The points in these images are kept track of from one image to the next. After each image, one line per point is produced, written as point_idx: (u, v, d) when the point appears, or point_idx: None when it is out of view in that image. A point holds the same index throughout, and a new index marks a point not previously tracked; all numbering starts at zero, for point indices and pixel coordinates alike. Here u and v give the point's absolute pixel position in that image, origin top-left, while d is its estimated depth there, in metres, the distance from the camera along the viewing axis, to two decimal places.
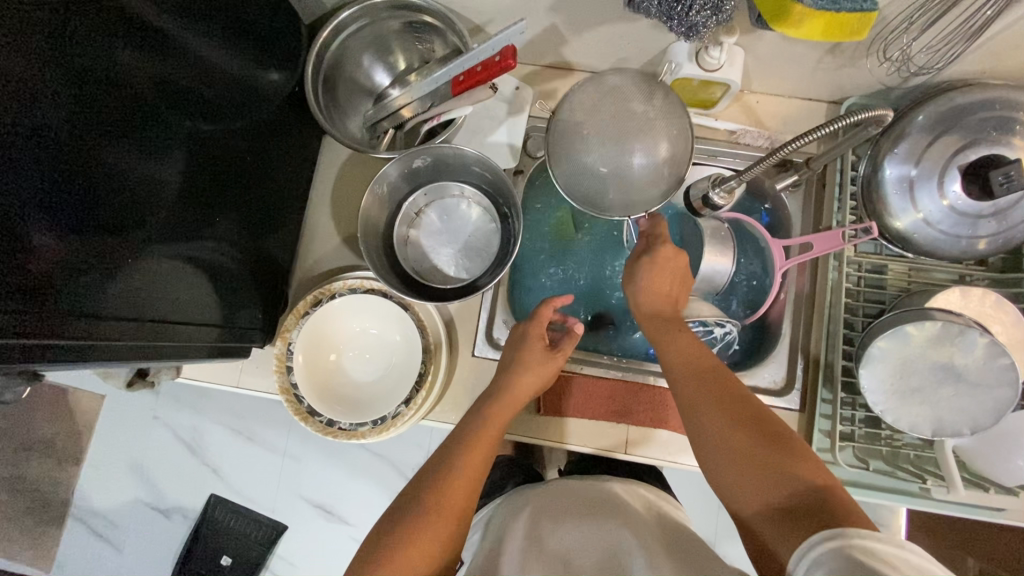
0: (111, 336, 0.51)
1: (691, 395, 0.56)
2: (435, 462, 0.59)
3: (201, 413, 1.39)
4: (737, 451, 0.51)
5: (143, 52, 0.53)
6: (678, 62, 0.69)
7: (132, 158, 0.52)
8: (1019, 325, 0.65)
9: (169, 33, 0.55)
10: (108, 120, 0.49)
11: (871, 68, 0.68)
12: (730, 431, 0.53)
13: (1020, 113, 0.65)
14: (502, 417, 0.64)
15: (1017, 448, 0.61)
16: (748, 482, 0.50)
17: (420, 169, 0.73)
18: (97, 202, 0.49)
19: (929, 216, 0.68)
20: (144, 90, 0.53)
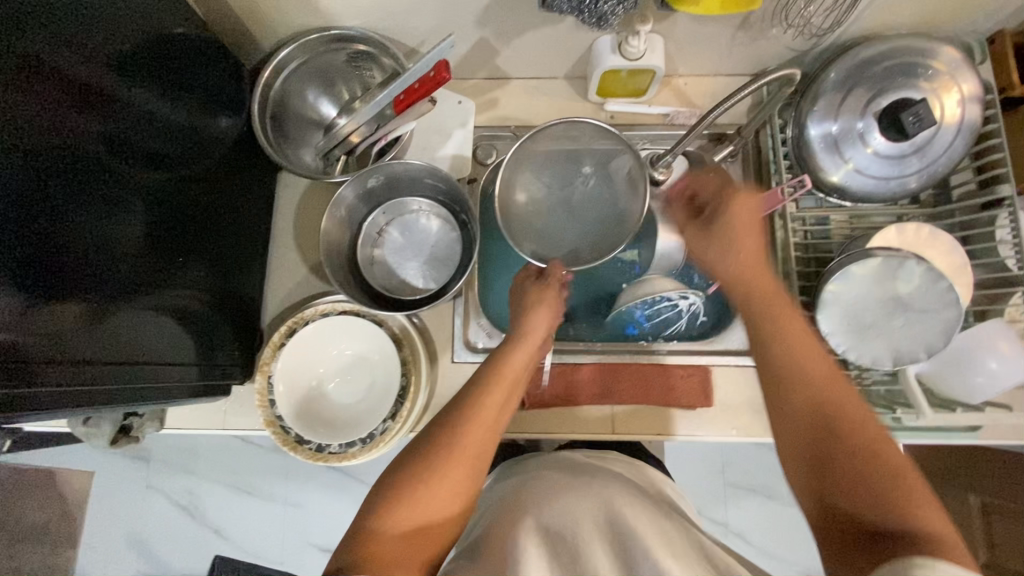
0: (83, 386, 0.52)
1: (797, 411, 0.51)
2: (449, 404, 0.59)
3: (194, 474, 1.36)
4: (844, 456, 0.47)
5: (91, 112, 0.54)
6: (603, 56, 0.74)
7: (89, 213, 0.54)
8: (954, 252, 0.68)
9: (115, 91, 0.57)
10: (62, 180, 0.51)
11: (779, 36, 0.73)
12: (815, 412, 0.50)
13: (920, 57, 0.70)
14: (493, 402, 0.59)
15: (975, 366, 0.65)
16: (848, 486, 0.46)
17: (375, 188, 0.75)
18: (62, 259, 0.50)
19: (858, 164, 0.73)
20: (95, 148, 0.55)
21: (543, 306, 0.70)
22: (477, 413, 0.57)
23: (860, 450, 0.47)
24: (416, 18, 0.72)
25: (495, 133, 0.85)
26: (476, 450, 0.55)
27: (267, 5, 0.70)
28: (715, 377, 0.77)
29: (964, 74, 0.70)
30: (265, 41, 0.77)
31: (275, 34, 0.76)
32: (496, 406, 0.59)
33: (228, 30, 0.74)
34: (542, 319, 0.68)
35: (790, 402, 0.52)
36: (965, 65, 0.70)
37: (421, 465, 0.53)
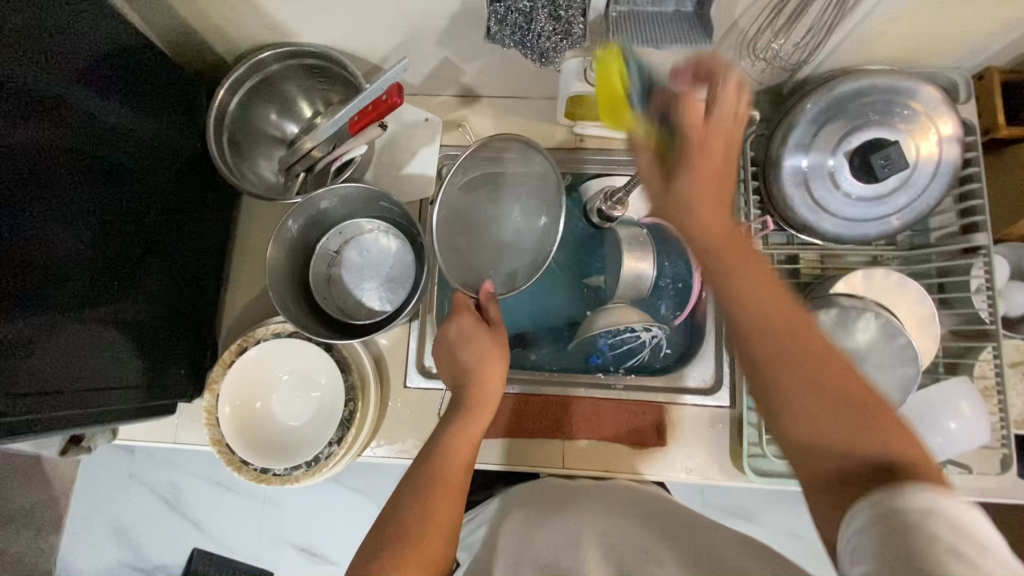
0: (21, 401, 0.53)
1: (740, 317, 0.46)
2: (413, 473, 0.59)
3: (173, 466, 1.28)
4: (771, 300, 0.46)
5: (43, 123, 0.55)
6: (569, 81, 0.70)
7: (39, 226, 0.54)
8: (922, 303, 0.65)
9: (64, 102, 0.57)
10: (12, 192, 0.51)
11: (750, 68, 0.70)
12: (768, 338, 0.45)
13: (897, 96, 0.67)
14: (452, 476, 0.58)
15: (935, 425, 0.62)
16: (792, 366, 0.44)
17: (329, 210, 0.74)
18: (12, 269, 0.51)
19: (828, 205, 0.70)
20: (44, 160, 0.55)
21: (492, 363, 0.67)
22: (438, 494, 0.56)
23: (781, 303, 0.46)
24: (376, 37, 0.71)
25: (461, 153, 0.83)
26: (443, 533, 0.54)
27: (225, 21, 0.69)
28: (670, 415, 0.75)
29: (942, 114, 0.67)
30: (227, 54, 0.76)
31: (236, 48, 0.75)
32: (456, 481, 0.58)
33: (188, 44, 0.73)
34: (497, 378, 0.66)
35: (741, 313, 0.46)
36: (944, 105, 0.67)
37: (393, 537, 0.52)
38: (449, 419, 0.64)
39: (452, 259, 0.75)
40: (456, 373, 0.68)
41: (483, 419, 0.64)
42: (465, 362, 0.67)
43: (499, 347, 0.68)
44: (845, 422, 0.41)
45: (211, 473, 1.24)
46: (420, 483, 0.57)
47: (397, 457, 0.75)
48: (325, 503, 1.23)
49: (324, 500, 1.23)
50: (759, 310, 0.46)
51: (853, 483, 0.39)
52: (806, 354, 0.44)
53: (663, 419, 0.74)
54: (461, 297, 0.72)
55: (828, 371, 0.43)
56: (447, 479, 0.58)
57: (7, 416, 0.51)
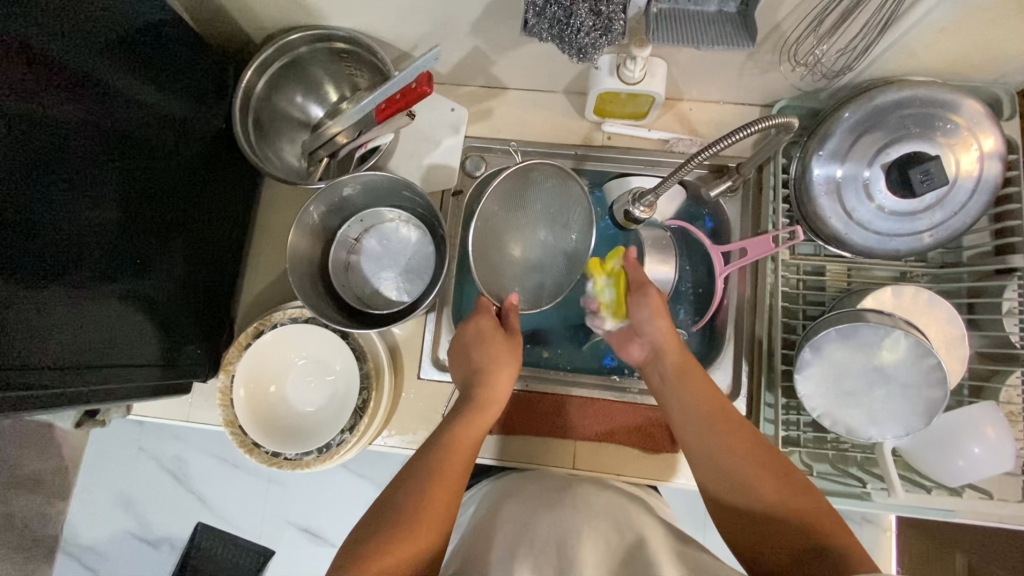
0: (40, 371, 0.53)
1: (688, 419, 0.61)
2: (414, 463, 0.59)
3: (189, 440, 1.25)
4: (729, 444, 0.57)
5: (68, 96, 0.54)
6: (600, 77, 0.69)
7: (60, 201, 0.54)
8: (952, 323, 0.64)
9: (94, 74, 0.57)
10: (34, 164, 0.51)
11: (787, 73, 0.69)
12: (728, 451, 0.56)
13: (940, 109, 0.65)
14: (453, 470, 0.58)
15: (957, 448, 0.61)
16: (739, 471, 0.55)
17: (351, 197, 0.73)
18: (31, 241, 0.51)
19: (859, 218, 0.69)
20: (72, 132, 0.55)
21: (501, 363, 0.69)
22: (437, 484, 0.56)
23: (724, 418, 0.59)
24: (408, 23, 0.69)
25: (486, 145, 0.82)
26: (438, 520, 0.54)
27: (255, 1, 0.68)
28: None
29: (985, 129, 0.65)
30: (255, 34, 0.75)
31: (265, 28, 0.74)
32: (457, 474, 0.58)
33: (218, 21, 0.72)
34: (505, 380, 0.68)
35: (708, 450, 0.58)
36: (988, 119, 0.65)
37: (391, 524, 0.52)
38: (455, 414, 0.65)
39: (487, 279, 0.74)
40: (464, 371, 0.69)
41: (485, 417, 0.65)
42: (476, 362, 0.68)
43: (512, 351, 0.70)
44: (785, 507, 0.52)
45: (220, 448, 1.24)
46: (422, 473, 0.57)
47: (407, 448, 0.74)
48: (330, 485, 1.24)
49: (329, 481, 1.24)
50: (691, 429, 0.60)
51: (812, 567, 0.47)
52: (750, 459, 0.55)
53: None
54: (485, 303, 0.74)
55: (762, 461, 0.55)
56: (448, 473, 0.57)
57: (25, 386, 0.52)
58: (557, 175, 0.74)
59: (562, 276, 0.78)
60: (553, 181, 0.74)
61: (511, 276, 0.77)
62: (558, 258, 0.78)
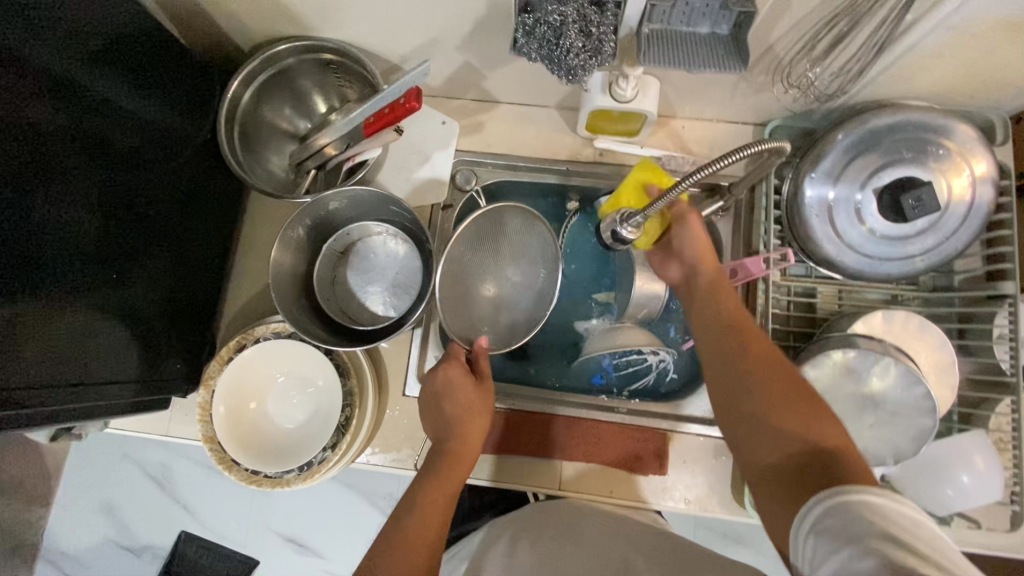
0: (9, 389, 0.51)
1: (713, 350, 0.57)
2: (383, 535, 0.56)
3: (170, 447, 1.22)
4: (753, 376, 0.52)
5: (40, 104, 0.53)
6: (592, 94, 0.68)
7: (34, 210, 0.52)
8: (941, 349, 0.63)
9: (70, 82, 0.55)
10: (7, 173, 0.49)
11: (781, 93, 0.68)
12: (754, 388, 0.51)
13: (933, 133, 0.65)
14: (420, 538, 0.55)
15: (948, 476, 0.60)
16: (761, 401, 0.50)
17: (337, 211, 0.72)
18: (1, 253, 0.49)
19: (851, 241, 0.68)
20: (44, 140, 0.53)
21: (470, 412, 0.65)
22: (404, 555, 0.53)
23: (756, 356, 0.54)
24: (398, 36, 0.68)
25: (477, 159, 0.81)
26: None
27: (242, 11, 0.67)
28: (672, 444, 0.73)
29: (978, 154, 0.65)
30: (243, 43, 0.74)
31: (253, 37, 0.73)
32: (427, 544, 0.55)
33: (204, 30, 0.71)
34: (476, 430, 0.64)
35: (727, 375, 0.54)
36: (980, 144, 0.64)
37: None
38: (423, 474, 0.62)
39: (455, 316, 0.72)
40: (436, 426, 0.66)
41: (455, 472, 0.62)
42: (447, 414, 0.65)
43: (483, 399, 0.66)
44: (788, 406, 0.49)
45: (204, 457, 1.22)
46: (391, 543, 0.54)
47: (391, 466, 0.73)
48: (316, 495, 1.22)
49: (314, 492, 1.22)
50: (709, 342, 0.57)
51: (805, 471, 0.45)
52: (771, 373, 0.52)
53: (664, 447, 0.73)
54: (456, 345, 0.70)
55: (772, 371, 0.52)
56: (421, 538, 0.55)
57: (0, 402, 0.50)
58: (519, 214, 0.75)
59: (535, 313, 0.79)
60: (518, 219, 0.76)
61: (482, 316, 0.76)
62: (534, 293, 0.79)
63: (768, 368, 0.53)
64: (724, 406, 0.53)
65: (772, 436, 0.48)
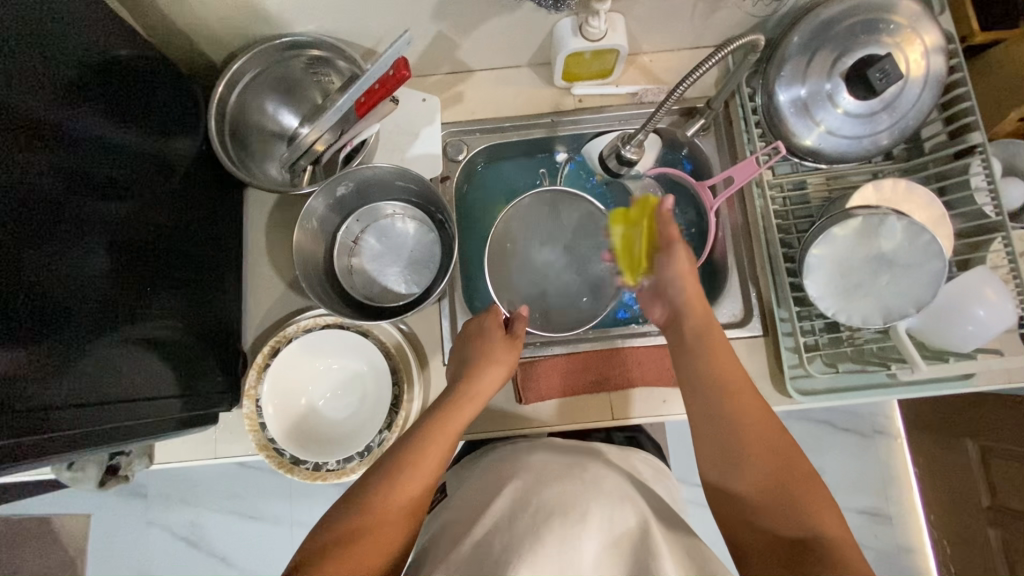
0: (66, 426, 0.49)
1: (706, 405, 0.56)
2: (381, 458, 0.57)
3: (194, 504, 1.14)
4: (744, 444, 0.54)
5: (43, 150, 0.49)
6: (565, 39, 0.72)
7: (54, 255, 0.49)
8: (932, 204, 0.69)
9: (71, 124, 0.52)
10: (27, 222, 0.47)
11: (739, 4, 0.73)
12: (750, 461, 0.53)
13: (878, 14, 0.71)
14: (408, 485, 0.54)
15: (965, 314, 0.65)
16: (756, 477, 0.52)
17: (345, 196, 0.73)
18: (28, 314, 0.46)
19: (830, 126, 0.73)
20: (53, 188, 0.50)
21: (491, 362, 0.65)
22: (387, 503, 0.53)
23: (749, 419, 0.55)
24: (370, 17, 0.70)
25: (463, 128, 0.83)
26: (390, 534, 0.51)
27: (215, 18, 0.67)
28: None
29: (924, 26, 0.71)
30: (215, 55, 0.75)
31: (225, 45, 0.73)
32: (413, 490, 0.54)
33: (174, 45, 0.71)
34: (492, 376, 0.65)
35: (717, 435, 0.55)
36: (925, 17, 0.71)
37: (346, 532, 0.50)
38: (434, 408, 0.62)
39: (498, 283, 0.81)
40: (458, 367, 0.67)
41: (465, 413, 0.62)
42: (469, 360, 0.66)
43: (506, 351, 0.67)
44: (779, 484, 0.52)
45: (234, 503, 1.13)
46: (386, 467, 0.55)
47: None
48: None
49: None
50: (696, 397, 0.58)
51: (787, 556, 0.49)
52: (761, 445, 0.53)
53: None
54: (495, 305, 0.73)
55: (768, 445, 0.53)
56: (418, 476, 0.55)
57: (66, 430, 0.49)
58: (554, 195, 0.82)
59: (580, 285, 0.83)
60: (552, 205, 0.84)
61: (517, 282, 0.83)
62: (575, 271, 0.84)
63: (761, 435, 0.54)
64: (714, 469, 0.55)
65: (757, 520, 0.52)
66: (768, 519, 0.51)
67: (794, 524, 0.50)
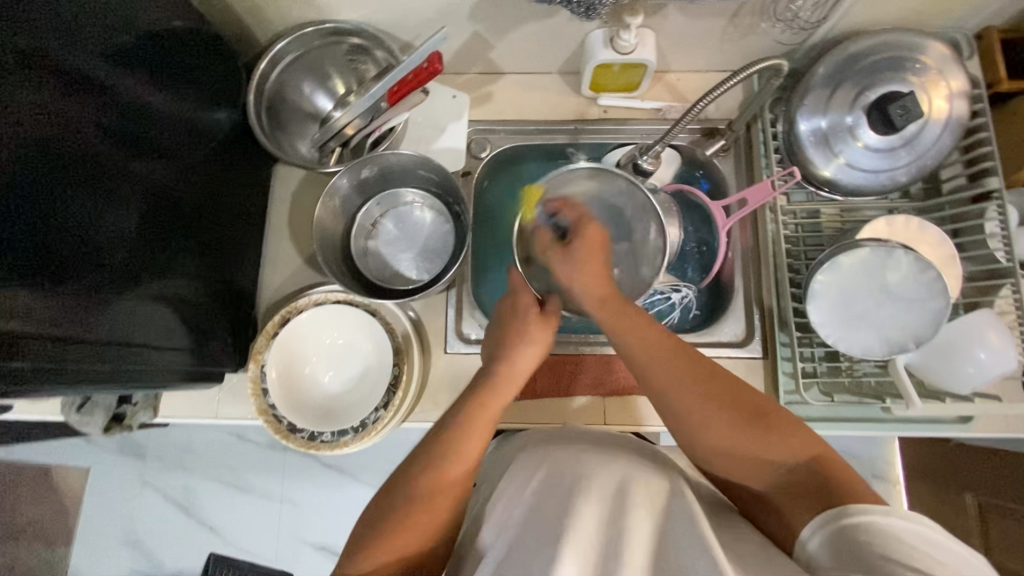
0: (85, 364, 0.52)
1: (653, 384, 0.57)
2: (425, 443, 0.57)
3: (188, 469, 1.16)
4: (702, 408, 0.53)
5: (91, 105, 0.52)
6: (596, 49, 0.74)
7: (93, 204, 0.52)
8: (943, 244, 0.70)
9: (120, 84, 0.56)
10: (70, 169, 0.50)
11: (769, 32, 0.74)
12: (713, 423, 0.52)
13: (905, 52, 0.72)
14: (444, 486, 0.54)
15: (965, 355, 0.65)
16: (726, 434, 0.52)
17: (369, 179, 0.76)
18: (62, 254, 0.49)
19: (849, 158, 0.74)
20: (98, 143, 0.53)
21: (531, 343, 0.65)
22: (424, 506, 0.53)
23: (694, 383, 0.55)
24: (410, 12, 0.73)
25: (489, 127, 0.85)
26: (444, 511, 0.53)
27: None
28: None
29: (951, 71, 0.72)
30: (261, 34, 0.78)
31: (272, 26, 0.77)
32: (450, 488, 0.55)
33: (224, 21, 0.74)
34: (529, 357, 0.65)
35: (676, 413, 0.55)
36: (953, 61, 0.72)
37: (394, 520, 0.52)
38: (472, 390, 0.62)
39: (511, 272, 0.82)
40: (494, 348, 0.66)
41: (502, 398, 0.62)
42: (506, 341, 0.65)
43: (544, 330, 0.66)
44: (748, 433, 0.51)
45: (226, 473, 1.15)
46: (430, 452, 0.56)
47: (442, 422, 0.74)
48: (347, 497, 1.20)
49: (346, 496, 1.14)
50: (644, 377, 0.58)
51: (797, 492, 0.49)
52: (714, 400, 0.53)
53: None
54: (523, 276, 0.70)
55: (722, 396, 0.53)
56: (464, 460, 0.56)
57: (85, 365, 0.52)
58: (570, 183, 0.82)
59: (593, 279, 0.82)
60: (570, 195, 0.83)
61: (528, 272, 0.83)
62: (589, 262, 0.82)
63: (713, 391, 0.54)
64: (692, 442, 0.54)
65: (758, 468, 0.51)
66: (765, 463, 0.51)
67: (786, 454, 0.50)
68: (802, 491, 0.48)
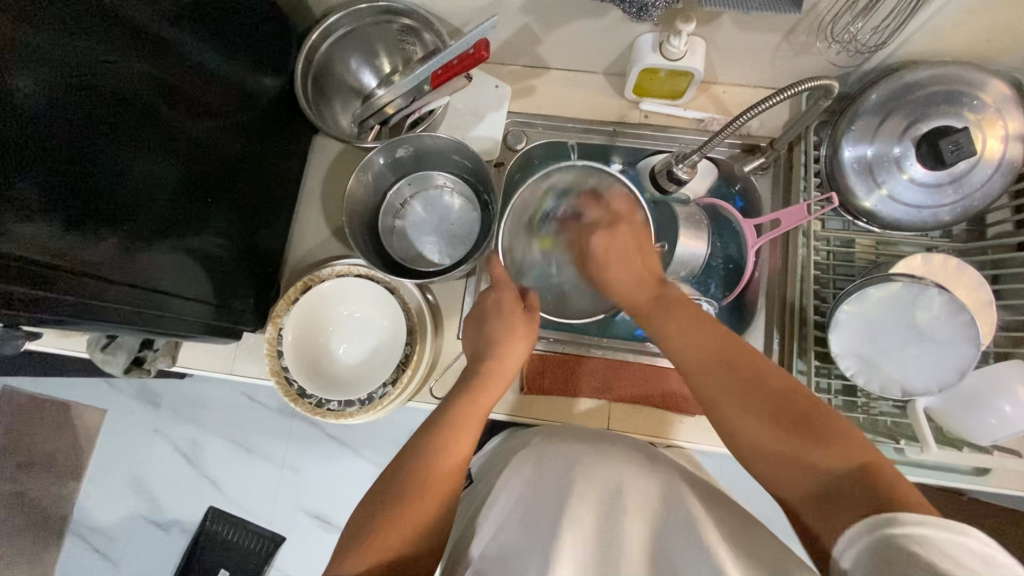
0: (109, 303, 0.53)
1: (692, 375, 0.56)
2: (419, 433, 0.59)
3: (200, 422, 1.19)
4: (741, 405, 0.51)
5: (145, 57, 0.54)
6: (644, 53, 0.73)
7: (136, 151, 0.54)
8: (980, 288, 0.68)
9: (174, 40, 0.57)
10: (117, 116, 0.52)
11: (824, 52, 0.73)
12: (753, 422, 0.50)
13: (965, 87, 0.70)
14: (446, 474, 0.55)
15: (991, 405, 0.63)
16: (770, 436, 0.49)
17: (403, 159, 0.76)
18: (102, 195, 0.51)
19: (892, 190, 0.72)
20: (147, 94, 0.55)
21: (514, 336, 0.67)
22: (426, 492, 0.53)
23: (736, 377, 0.53)
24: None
25: (527, 120, 0.85)
26: (445, 496, 0.54)
27: None
28: None
29: (1010, 111, 0.69)
30: (315, 6, 0.80)
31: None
32: (452, 476, 0.55)
33: None
34: (517, 353, 0.67)
35: (720, 409, 0.53)
36: (1014, 101, 0.69)
37: (390, 502, 0.52)
38: (461, 385, 0.64)
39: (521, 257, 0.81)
40: (480, 345, 0.68)
41: (488, 392, 0.64)
42: (489, 334, 0.68)
43: (528, 325, 0.69)
44: (790, 431, 0.48)
45: (235, 431, 1.18)
46: (428, 437, 0.57)
47: None
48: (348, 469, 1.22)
49: (346, 469, 1.16)
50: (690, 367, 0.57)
51: (836, 499, 0.43)
52: (757, 397, 0.51)
53: None
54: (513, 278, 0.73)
55: (768, 395, 0.51)
56: (459, 447, 0.57)
57: (111, 304, 0.54)
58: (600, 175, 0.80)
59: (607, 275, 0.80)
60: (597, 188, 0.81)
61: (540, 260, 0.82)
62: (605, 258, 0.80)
63: (762, 389, 0.52)
64: (733, 440, 0.52)
65: (796, 470, 0.47)
66: (808, 466, 0.46)
67: (836, 459, 0.45)
68: (844, 494, 0.43)
